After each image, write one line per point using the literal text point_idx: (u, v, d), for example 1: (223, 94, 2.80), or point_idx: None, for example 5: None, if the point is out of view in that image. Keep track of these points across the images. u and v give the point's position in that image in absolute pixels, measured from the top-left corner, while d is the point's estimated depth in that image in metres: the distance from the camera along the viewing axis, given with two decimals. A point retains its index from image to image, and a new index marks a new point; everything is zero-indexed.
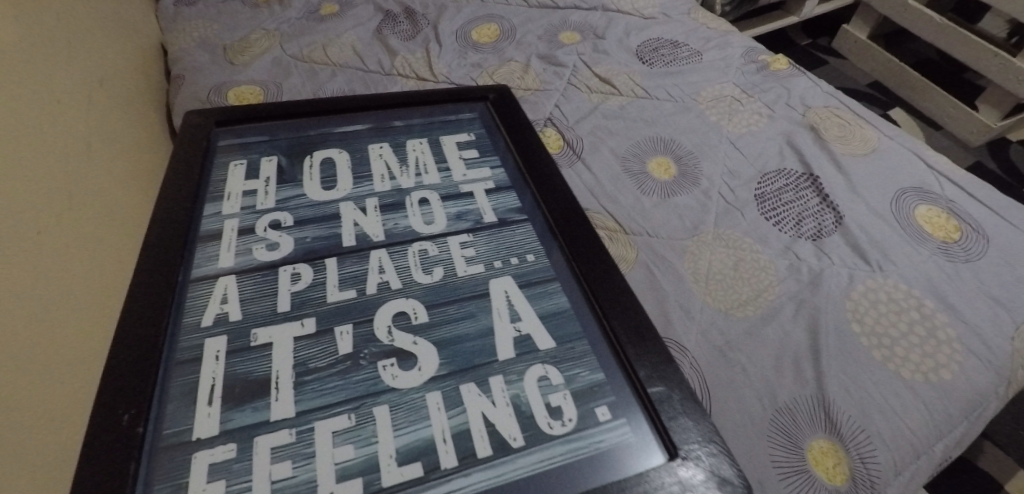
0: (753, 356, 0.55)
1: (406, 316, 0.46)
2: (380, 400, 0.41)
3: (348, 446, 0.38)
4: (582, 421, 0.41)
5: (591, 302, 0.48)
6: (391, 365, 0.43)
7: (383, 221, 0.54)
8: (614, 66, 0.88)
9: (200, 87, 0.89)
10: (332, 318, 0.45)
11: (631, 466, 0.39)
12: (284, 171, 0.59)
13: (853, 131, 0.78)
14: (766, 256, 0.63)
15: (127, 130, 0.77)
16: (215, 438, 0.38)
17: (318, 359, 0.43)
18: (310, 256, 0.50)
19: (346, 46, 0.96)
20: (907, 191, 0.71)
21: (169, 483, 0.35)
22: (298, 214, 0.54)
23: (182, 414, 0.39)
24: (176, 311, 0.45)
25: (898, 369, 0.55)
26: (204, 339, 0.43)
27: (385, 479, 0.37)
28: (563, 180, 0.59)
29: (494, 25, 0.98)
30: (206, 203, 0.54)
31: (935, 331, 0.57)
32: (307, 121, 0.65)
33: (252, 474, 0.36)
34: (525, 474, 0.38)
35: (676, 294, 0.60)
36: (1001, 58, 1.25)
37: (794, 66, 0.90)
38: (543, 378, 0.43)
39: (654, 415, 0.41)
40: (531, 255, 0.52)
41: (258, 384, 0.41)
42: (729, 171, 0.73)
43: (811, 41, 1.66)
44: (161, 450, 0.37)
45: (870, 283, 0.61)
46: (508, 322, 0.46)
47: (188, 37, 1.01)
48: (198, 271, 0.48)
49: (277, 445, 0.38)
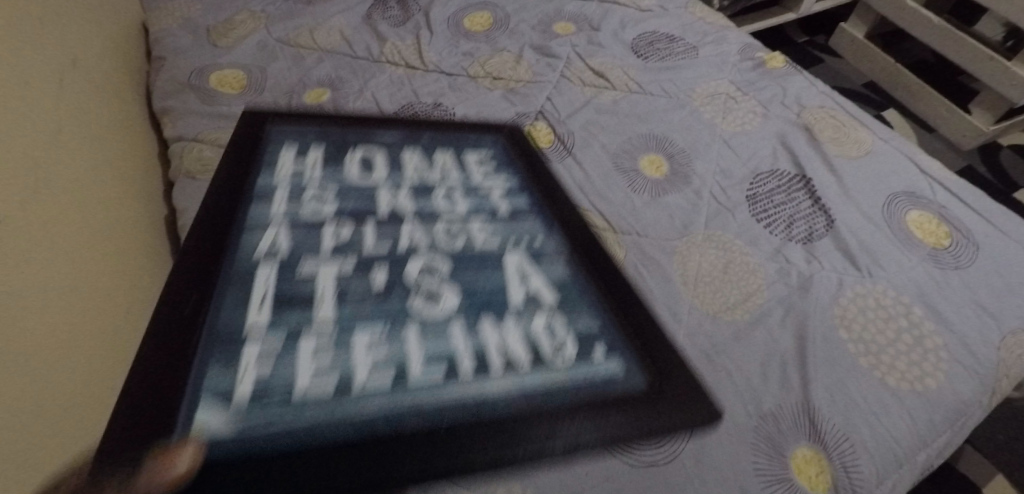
0: (740, 361, 0.54)
1: (432, 268, 0.48)
2: (410, 323, 0.43)
3: (380, 351, 0.41)
4: (583, 357, 0.44)
5: (599, 289, 0.51)
6: (419, 298, 0.45)
7: (412, 200, 0.55)
8: (608, 59, 0.86)
9: (181, 70, 0.86)
10: (370, 262, 0.48)
11: (619, 391, 0.44)
12: (328, 159, 0.58)
13: (847, 132, 0.77)
14: (756, 259, 0.62)
15: (108, 120, 0.76)
16: (263, 331, 0.42)
17: (356, 288, 0.45)
18: (350, 217, 0.52)
19: (334, 30, 0.93)
20: (898, 195, 0.70)
21: (224, 364, 0.40)
22: (342, 187, 0.55)
23: (234, 312, 0.43)
24: (236, 242, 0.49)
25: (883, 377, 0.54)
26: (257, 264, 0.46)
27: (411, 378, 0.40)
28: (568, 200, 0.60)
29: (487, 14, 0.96)
30: (261, 172, 0.55)
31: (921, 339, 0.57)
32: (358, 128, 0.64)
33: (294, 368, 0.40)
34: (531, 386, 0.42)
35: (664, 297, 0.58)
36: (996, 62, 1.25)
37: (791, 65, 0.88)
38: (547, 320, 0.46)
39: (643, 360, 0.46)
40: (539, 239, 0.53)
41: (303, 300, 0.44)
42: (721, 170, 0.71)
43: (808, 39, 1.65)
44: (218, 343, 0.41)
45: (859, 289, 0.60)
46: (520, 278, 0.49)
47: (170, 17, 0.98)
48: (254, 214, 0.51)
49: (318, 346, 0.41)
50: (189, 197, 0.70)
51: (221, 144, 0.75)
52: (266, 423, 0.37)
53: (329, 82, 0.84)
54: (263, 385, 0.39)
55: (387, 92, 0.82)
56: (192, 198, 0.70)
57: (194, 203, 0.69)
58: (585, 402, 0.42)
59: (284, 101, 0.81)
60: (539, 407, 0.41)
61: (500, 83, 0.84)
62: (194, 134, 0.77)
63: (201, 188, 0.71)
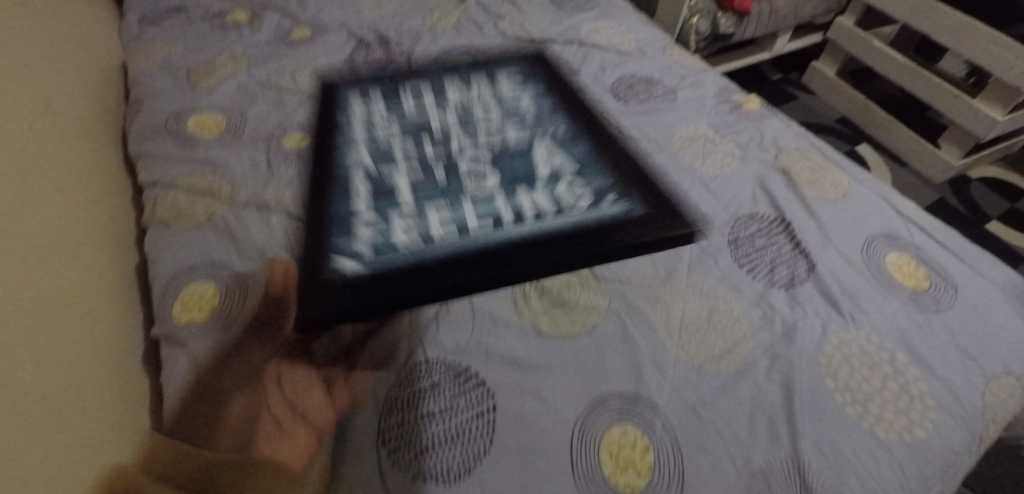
0: (726, 415, 0.54)
1: (478, 155, 0.73)
2: (467, 189, 0.69)
3: (457, 205, 0.67)
4: (600, 204, 0.67)
5: (618, 174, 0.72)
6: (474, 169, 0.71)
7: (459, 120, 0.78)
8: (589, 103, 0.87)
9: (159, 113, 0.85)
10: (439, 157, 0.73)
11: (635, 232, 0.65)
12: (385, 98, 0.82)
13: (824, 174, 0.78)
14: (740, 306, 0.62)
15: (74, 165, 0.72)
16: (377, 202, 0.67)
17: (429, 168, 0.72)
18: (413, 132, 0.77)
19: (316, 73, 0.93)
20: (877, 237, 0.70)
21: (357, 216, 0.65)
22: (400, 116, 0.79)
23: (347, 193, 0.69)
24: (334, 159, 0.73)
25: (871, 428, 0.54)
26: (361, 160, 0.73)
27: (473, 227, 0.64)
28: (594, 114, 0.82)
29: (469, 57, 0.96)
30: (340, 114, 0.80)
31: (906, 386, 0.57)
32: (389, 71, 0.88)
33: (403, 209, 0.66)
34: (563, 231, 0.64)
35: (649, 348, 0.58)
36: (961, 100, 1.29)
37: (766, 107, 0.90)
38: (568, 191, 0.69)
39: (660, 214, 0.68)
40: (553, 137, 0.76)
41: (390, 189, 0.69)
42: (702, 214, 0.72)
43: (783, 76, 1.70)
44: (345, 215, 0.66)
45: (843, 336, 0.60)
46: (546, 160, 0.73)
47: (150, 58, 0.97)
48: (342, 145, 0.75)
49: (413, 203, 0.67)
50: (161, 248, 0.68)
51: (197, 191, 0.73)
52: (387, 260, 0.60)
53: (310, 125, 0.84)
54: (374, 245, 0.62)
55: None
56: (165, 250, 0.68)
57: (166, 254, 0.67)
58: (583, 237, 0.64)
59: (263, 146, 0.80)
60: (570, 238, 0.64)
61: None
62: (169, 180, 0.75)
63: (173, 238, 0.69)
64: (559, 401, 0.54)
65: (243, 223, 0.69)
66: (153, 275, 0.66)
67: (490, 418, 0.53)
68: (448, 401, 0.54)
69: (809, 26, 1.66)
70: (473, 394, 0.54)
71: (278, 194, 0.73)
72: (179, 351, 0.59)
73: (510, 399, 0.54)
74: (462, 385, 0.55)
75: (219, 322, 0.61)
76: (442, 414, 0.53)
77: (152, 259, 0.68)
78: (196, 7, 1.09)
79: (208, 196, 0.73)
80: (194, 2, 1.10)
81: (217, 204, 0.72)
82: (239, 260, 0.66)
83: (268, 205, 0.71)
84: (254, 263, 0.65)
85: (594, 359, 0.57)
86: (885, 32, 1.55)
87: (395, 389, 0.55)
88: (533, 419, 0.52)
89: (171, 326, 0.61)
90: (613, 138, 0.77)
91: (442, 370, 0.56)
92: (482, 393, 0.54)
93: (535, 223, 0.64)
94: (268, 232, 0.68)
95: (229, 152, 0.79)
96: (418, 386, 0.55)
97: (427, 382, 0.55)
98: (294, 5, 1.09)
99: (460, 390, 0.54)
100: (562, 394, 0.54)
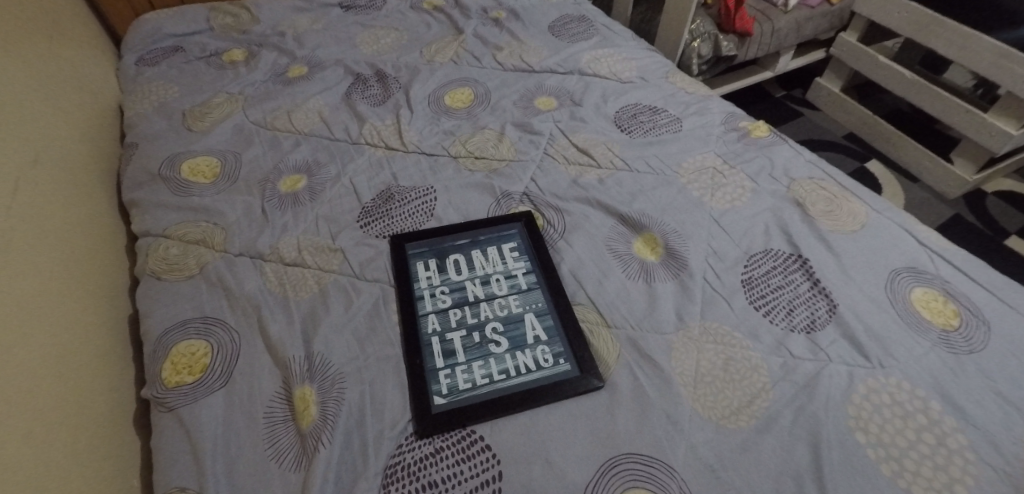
0: (749, 477, 0.49)
1: (547, 263, 0.67)
2: (544, 310, 0.62)
3: (542, 331, 0.60)
4: (669, 295, 0.64)
5: (670, 255, 0.68)
6: (541, 288, 0.65)
7: (503, 234, 0.70)
8: (592, 135, 0.85)
9: (153, 158, 0.84)
10: (507, 279, 0.66)
11: (722, 322, 0.61)
12: (416, 231, 0.71)
13: (840, 204, 0.74)
14: (758, 354, 0.58)
15: (70, 214, 0.71)
16: (464, 356, 0.58)
17: (498, 293, 0.64)
18: (468, 259, 0.68)
19: (313, 112, 0.91)
20: (901, 272, 0.66)
21: (449, 384, 0.56)
22: (441, 243, 0.70)
23: (426, 356, 0.58)
24: (398, 319, 0.62)
25: (909, 487, 0.49)
26: (428, 312, 0.62)
27: (569, 350, 0.59)
28: (613, 181, 0.78)
29: (468, 90, 0.95)
30: (389, 258, 0.68)
31: (944, 439, 0.52)
32: (390, 166, 0.82)
33: (500, 351, 0.59)
34: (663, 338, 0.59)
35: (663, 402, 0.54)
36: (973, 114, 1.25)
37: (775, 133, 0.87)
38: (636, 296, 0.63)
39: (754, 294, 0.64)
40: (595, 224, 0.72)
41: (476, 328, 0.61)
42: (714, 251, 0.68)
43: (786, 93, 1.67)
44: (432, 373, 0.57)
45: (871, 383, 0.56)
46: (602, 251, 0.68)
47: (145, 100, 0.95)
48: (396, 290, 0.65)
49: (504, 338, 0.60)
50: (152, 299, 0.65)
51: (190, 240, 0.71)
52: (510, 403, 0.54)
53: (305, 167, 0.82)
54: (465, 385, 0.56)
55: (365, 177, 0.80)
56: (156, 298, 0.65)
57: (157, 306, 0.64)
58: (667, 332, 0.60)
59: (257, 190, 0.78)
60: (671, 338, 0.59)
61: (481, 163, 0.81)
62: (161, 229, 0.73)
63: (164, 290, 0.66)
64: (569, 466, 0.50)
65: (236, 274, 0.67)
66: (143, 330, 0.63)
67: (496, 487, 0.49)
68: (451, 469, 0.50)
69: (811, 43, 1.64)
70: (477, 460, 0.50)
71: (273, 242, 0.70)
72: (167, 414, 0.55)
73: (516, 464, 0.50)
74: (466, 450, 0.51)
75: (211, 382, 0.57)
76: (445, 484, 0.49)
77: (142, 312, 0.64)
78: (193, 47, 1.08)
79: (202, 245, 0.71)
80: (191, 43, 1.09)
81: (210, 254, 0.70)
82: (232, 314, 0.63)
83: (263, 255, 0.69)
84: (247, 317, 0.62)
85: (605, 416, 0.53)
86: (888, 46, 1.52)
87: (392, 457, 0.51)
88: (542, 487, 0.49)
89: (159, 388, 0.57)
90: (640, 209, 0.73)
91: (443, 436, 0.52)
92: (488, 458, 0.51)
93: (608, 331, 0.60)
94: (263, 284, 0.66)
95: (223, 198, 0.77)
96: (417, 454, 0.51)
97: (429, 449, 0.51)
98: (291, 43, 1.08)
99: (464, 456, 0.51)
100: (571, 458, 0.50)
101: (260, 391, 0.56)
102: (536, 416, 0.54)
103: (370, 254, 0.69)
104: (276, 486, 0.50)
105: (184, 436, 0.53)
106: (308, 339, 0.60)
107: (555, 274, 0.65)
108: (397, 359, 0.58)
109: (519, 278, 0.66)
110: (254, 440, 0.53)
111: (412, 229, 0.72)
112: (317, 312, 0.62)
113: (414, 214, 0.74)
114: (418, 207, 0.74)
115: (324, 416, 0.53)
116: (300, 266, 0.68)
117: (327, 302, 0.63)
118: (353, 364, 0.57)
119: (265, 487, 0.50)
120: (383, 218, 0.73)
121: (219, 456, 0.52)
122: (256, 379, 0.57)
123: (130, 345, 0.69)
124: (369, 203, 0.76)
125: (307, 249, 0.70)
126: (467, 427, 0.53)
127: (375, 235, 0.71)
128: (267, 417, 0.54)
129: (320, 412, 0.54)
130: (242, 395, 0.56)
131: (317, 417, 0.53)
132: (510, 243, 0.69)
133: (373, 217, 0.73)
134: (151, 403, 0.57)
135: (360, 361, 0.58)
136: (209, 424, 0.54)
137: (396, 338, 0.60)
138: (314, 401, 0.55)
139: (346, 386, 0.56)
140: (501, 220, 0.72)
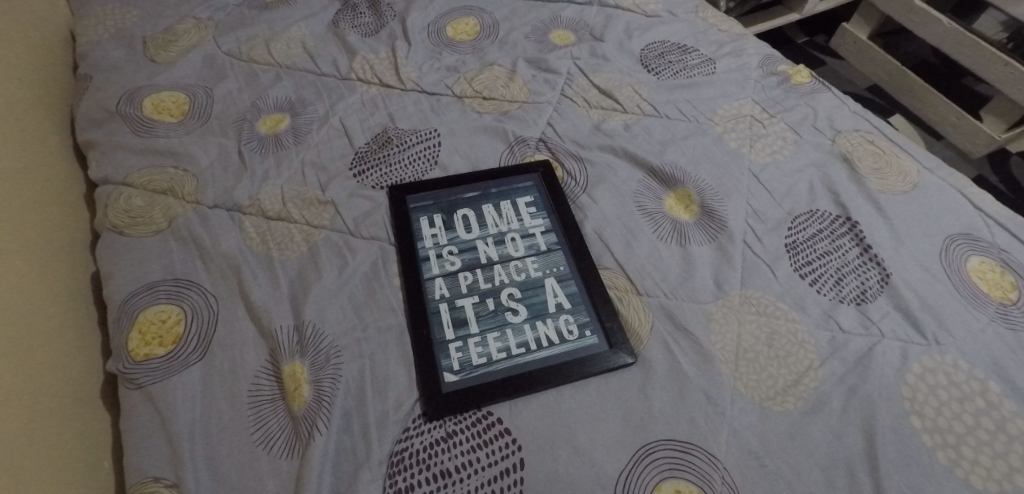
0: (793, 466, 0.44)
1: (570, 220, 0.59)
2: (567, 276, 0.55)
3: (564, 299, 0.54)
4: (704, 262, 0.56)
5: (704, 216, 0.61)
6: (562, 251, 0.57)
7: (520, 188, 0.62)
8: (614, 75, 0.75)
9: (109, 93, 0.72)
10: (526, 240, 0.58)
11: (764, 293, 0.54)
12: (422, 180, 0.62)
13: (890, 160, 0.66)
14: (805, 327, 0.52)
15: (11, 155, 0.61)
16: (478, 327, 0.51)
17: (515, 254, 0.57)
18: (480, 216, 0.60)
19: (295, 42, 0.79)
20: (956, 238, 0.59)
21: (461, 361, 0.49)
22: (451, 196, 0.61)
23: (435, 327, 0.51)
24: (402, 284, 0.54)
25: (967, 477, 0.44)
26: (436, 276, 0.55)
27: (594, 322, 0.52)
28: (639, 130, 0.69)
29: (472, 20, 0.83)
30: (392, 210, 0.60)
31: (1003, 424, 0.46)
32: (386, 105, 0.71)
33: (518, 321, 0.52)
34: (699, 310, 0.53)
35: (701, 379, 0.48)
36: (1011, 67, 1.14)
37: (818, 78, 0.77)
38: (666, 261, 0.56)
39: (796, 259, 0.57)
40: (621, 178, 0.63)
41: (490, 295, 0.54)
42: (754, 211, 0.61)
43: (809, 39, 1.55)
44: (441, 349, 0.50)
45: (926, 362, 0.50)
46: (633, 207, 0.61)
47: (98, 24, 0.82)
48: (397, 249, 0.57)
49: (524, 305, 0.53)
50: (114, 258, 0.57)
51: (155, 189, 0.62)
52: (530, 382, 0.48)
53: (288, 106, 0.71)
54: (481, 359, 0.49)
55: (357, 117, 0.70)
56: (119, 259, 0.57)
57: (121, 266, 0.56)
58: (706, 304, 0.53)
59: (234, 132, 0.68)
60: (709, 309, 0.53)
61: (490, 104, 0.72)
62: (122, 177, 0.64)
63: (128, 247, 0.57)
64: (598, 453, 0.44)
65: (211, 229, 0.58)
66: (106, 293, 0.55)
67: (518, 478, 0.43)
68: (467, 456, 0.44)
69: None
70: (496, 447, 0.45)
71: (253, 192, 0.61)
72: (137, 391, 0.48)
73: (539, 450, 0.44)
74: (482, 435, 0.45)
75: (187, 355, 0.50)
76: (460, 474, 0.43)
77: (104, 272, 0.56)
78: None
79: (170, 195, 0.61)
80: None
81: (180, 206, 0.61)
82: (208, 275, 0.55)
83: (241, 208, 0.60)
84: (226, 280, 0.55)
85: (636, 397, 0.47)
86: None
87: (399, 443, 0.45)
88: (567, 476, 0.43)
89: (126, 362, 0.50)
90: (671, 163, 0.65)
91: (458, 420, 0.46)
92: (508, 444, 0.45)
93: (639, 299, 0.53)
94: (242, 241, 0.58)
95: (194, 141, 0.67)
96: (427, 439, 0.45)
97: (440, 433, 0.45)
98: None
99: (480, 441, 0.45)
100: (600, 444, 0.45)
101: (243, 366, 0.49)
102: (562, 397, 0.47)
103: (366, 208, 0.60)
104: (266, 476, 0.44)
105: (158, 416, 0.47)
106: (298, 307, 0.52)
107: (578, 234, 0.58)
108: (401, 329, 0.51)
109: (537, 238, 0.58)
110: (238, 424, 0.46)
111: (415, 179, 0.63)
112: (308, 274, 0.54)
113: (415, 161, 0.65)
114: (419, 154, 0.65)
115: (319, 397, 0.46)
116: (285, 221, 0.59)
117: (319, 263, 0.55)
118: (349, 335, 0.50)
119: (253, 478, 0.44)
120: (379, 166, 0.64)
121: (198, 441, 0.46)
122: (238, 352, 0.50)
123: (94, 306, 0.60)
124: (363, 148, 0.66)
125: (293, 201, 0.61)
126: (483, 408, 0.47)
127: (371, 185, 0.62)
128: (252, 397, 0.47)
129: (314, 392, 0.47)
130: (223, 370, 0.49)
131: (311, 398, 0.47)
132: (526, 198, 0.61)
133: (369, 164, 0.64)
134: (118, 378, 0.50)
135: (358, 331, 0.51)
136: (186, 404, 0.47)
137: (399, 305, 0.53)
138: (306, 379, 0.48)
139: (343, 361, 0.49)
140: (514, 170, 0.63)
